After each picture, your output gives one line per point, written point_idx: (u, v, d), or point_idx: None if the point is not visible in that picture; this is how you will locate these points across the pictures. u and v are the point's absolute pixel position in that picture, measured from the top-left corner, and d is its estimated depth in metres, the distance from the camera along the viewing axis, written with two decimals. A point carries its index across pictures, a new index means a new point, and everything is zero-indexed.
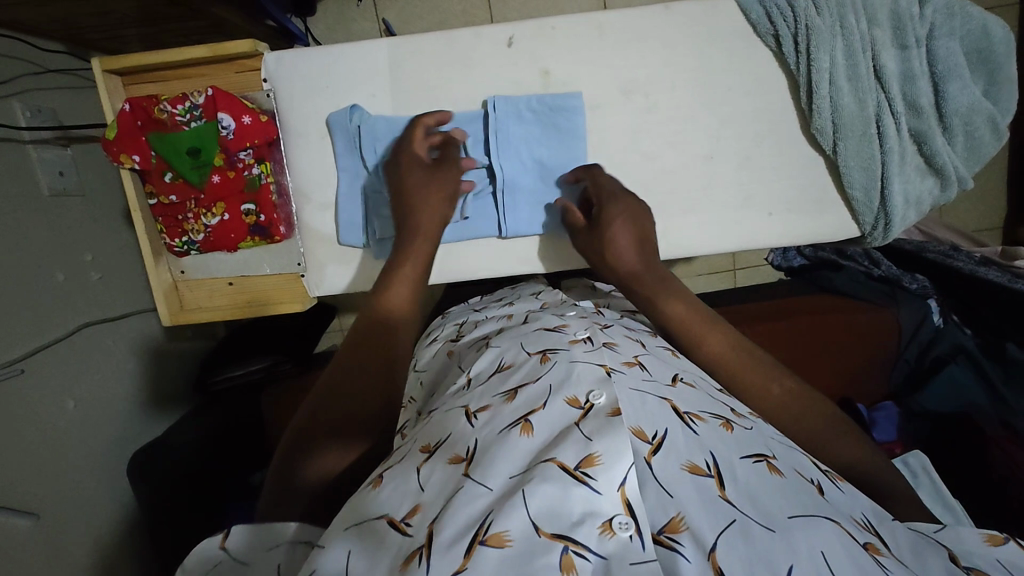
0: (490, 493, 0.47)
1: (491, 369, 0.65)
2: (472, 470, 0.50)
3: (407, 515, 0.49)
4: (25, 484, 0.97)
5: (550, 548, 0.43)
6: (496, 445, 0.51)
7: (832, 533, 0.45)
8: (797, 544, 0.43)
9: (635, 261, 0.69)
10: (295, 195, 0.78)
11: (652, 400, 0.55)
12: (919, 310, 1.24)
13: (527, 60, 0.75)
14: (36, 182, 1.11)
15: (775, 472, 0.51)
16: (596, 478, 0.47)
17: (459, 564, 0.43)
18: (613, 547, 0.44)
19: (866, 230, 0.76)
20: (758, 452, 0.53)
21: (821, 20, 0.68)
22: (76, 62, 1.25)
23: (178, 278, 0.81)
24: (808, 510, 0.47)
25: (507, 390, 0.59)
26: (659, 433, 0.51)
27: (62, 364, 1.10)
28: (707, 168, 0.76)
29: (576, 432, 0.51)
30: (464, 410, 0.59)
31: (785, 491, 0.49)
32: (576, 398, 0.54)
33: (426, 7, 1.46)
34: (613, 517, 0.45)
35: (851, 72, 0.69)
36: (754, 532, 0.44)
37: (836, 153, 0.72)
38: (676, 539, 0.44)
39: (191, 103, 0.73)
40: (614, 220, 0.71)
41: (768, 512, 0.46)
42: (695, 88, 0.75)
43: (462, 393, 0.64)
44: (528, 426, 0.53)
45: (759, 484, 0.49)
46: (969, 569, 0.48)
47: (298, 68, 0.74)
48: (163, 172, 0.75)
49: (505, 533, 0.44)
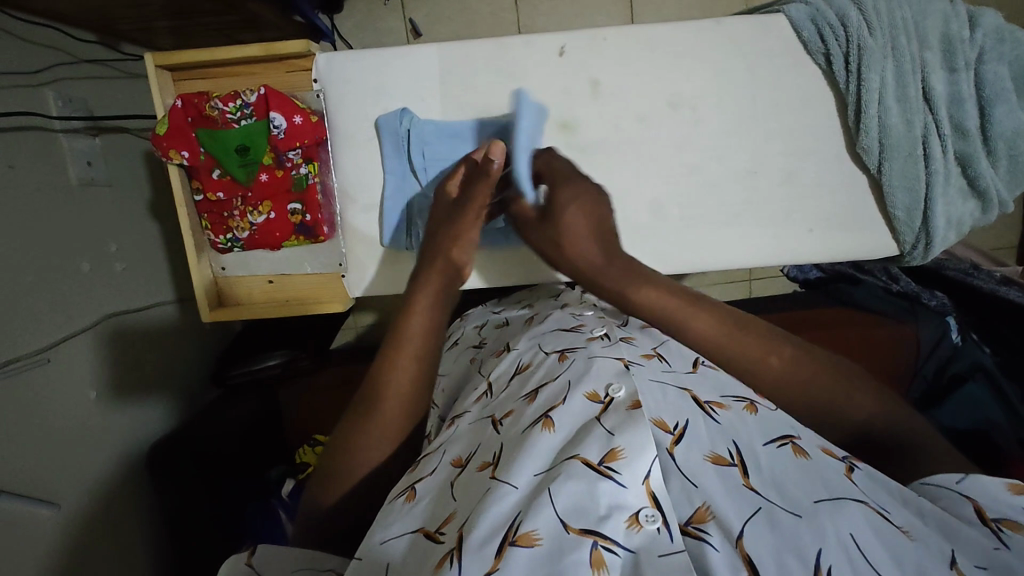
0: (516, 492, 0.48)
1: (510, 374, 0.67)
2: (499, 472, 0.52)
3: (441, 524, 0.51)
4: (45, 473, 0.97)
5: (581, 544, 0.44)
6: (521, 443, 0.53)
7: (857, 515, 0.46)
8: (825, 526, 0.45)
9: (599, 254, 0.68)
10: (339, 195, 0.78)
11: (672, 391, 0.56)
12: (938, 328, 1.22)
13: (576, 70, 0.75)
14: (65, 171, 1.11)
15: (800, 455, 0.52)
16: (620, 473, 0.47)
17: (491, 565, 0.44)
18: (640, 541, 0.44)
19: (906, 249, 0.77)
20: (780, 436, 0.54)
21: (873, 40, 0.68)
22: (107, 53, 1.26)
23: (218, 275, 0.81)
24: (833, 493, 0.48)
25: (528, 392, 0.61)
26: (680, 424, 0.52)
27: (86, 354, 1.10)
28: (751, 183, 0.77)
29: (598, 427, 0.51)
30: (489, 418, 0.61)
31: (809, 477, 0.50)
32: (596, 393, 0.56)
33: (455, 8, 1.48)
34: (639, 510, 0.46)
35: (901, 93, 0.69)
36: (781, 517, 0.45)
37: (881, 172, 0.73)
38: (704, 529, 0.45)
39: (242, 101, 0.73)
40: (570, 208, 0.69)
41: (793, 497, 0.47)
42: (742, 103, 0.75)
43: (487, 400, 0.66)
44: (549, 422, 0.54)
45: (782, 470, 0.50)
46: (998, 521, 0.50)
47: (351, 71, 0.75)
48: (211, 169, 0.75)
49: (535, 532, 0.45)
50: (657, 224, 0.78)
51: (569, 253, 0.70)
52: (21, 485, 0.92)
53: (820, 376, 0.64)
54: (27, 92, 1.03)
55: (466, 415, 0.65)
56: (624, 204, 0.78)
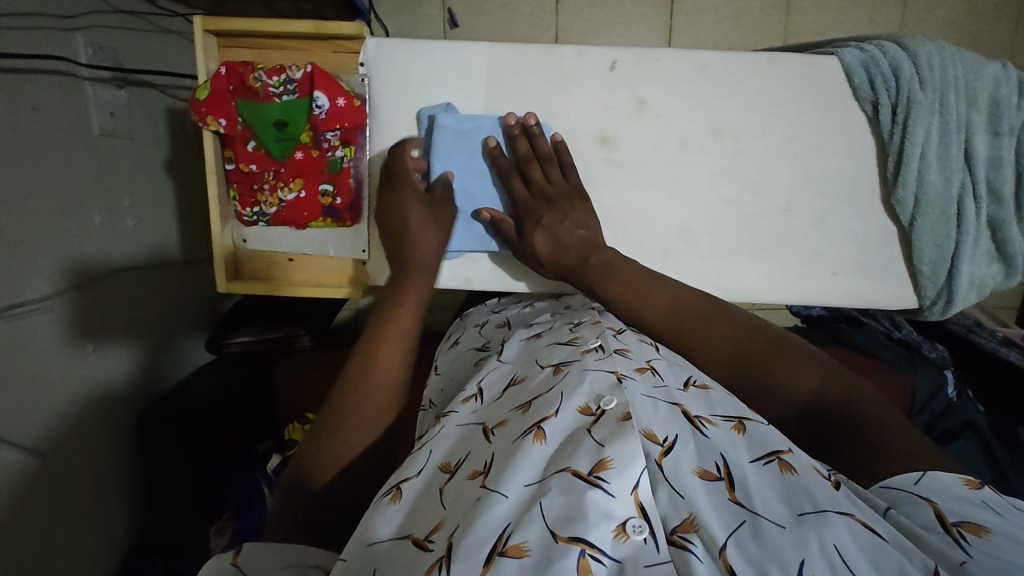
0: (506, 501, 0.48)
1: (503, 384, 0.68)
2: (489, 481, 0.51)
3: (430, 532, 0.50)
4: (35, 422, 0.96)
5: (568, 551, 0.43)
6: (511, 454, 0.52)
7: (843, 527, 0.44)
8: (809, 539, 0.43)
9: (573, 261, 0.74)
10: (371, 181, 0.77)
11: (664, 406, 0.56)
12: (935, 379, 1.19)
13: (625, 86, 0.75)
14: (88, 120, 1.10)
15: (788, 471, 0.49)
16: (609, 481, 0.47)
17: (481, 569, 0.43)
18: (627, 551, 0.44)
19: (925, 303, 0.77)
20: (771, 451, 0.51)
21: (923, 95, 0.68)
22: (142, 5, 1.24)
23: (239, 246, 0.80)
24: (817, 504, 0.46)
25: (521, 404, 0.61)
26: (669, 437, 0.52)
27: (91, 306, 1.09)
28: (782, 220, 0.77)
29: (588, 439, 0.51)
30: (482, 428, 0.60)
31: (796, 492, 0.47)
32: (587, 406, 0.56)
33: (495, 3, 1.48)
34: (626, 520, 0.45)
35: (942, 150, 0.69)
36: (766, 529, 0.45)
37: (911, 226, 0.73)
38: (689, 539, 0.45)
39: (287, 77, 0.72)
40: (539, 231, 0.74)
41: (778, 511, 0.46)
42: (784, 141, 0.75)
43: (475, 404, 0.65)
44: (541, 433, 0.53)
45: (768, 488, 0.48)
46: (958, 525, 0.44)
47: (399, 59, 0.74)
48: (247, 140, 0.74)
49: (523, 543, 0.44)
50: (684, 248, 0.78)
51: (546, 263, 0.75)
52: (10, 431, 0.91)
53: (772, 355, 0.65)
54: (60, 36, 1.02)
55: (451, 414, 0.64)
56: (654, 224, 0.78)
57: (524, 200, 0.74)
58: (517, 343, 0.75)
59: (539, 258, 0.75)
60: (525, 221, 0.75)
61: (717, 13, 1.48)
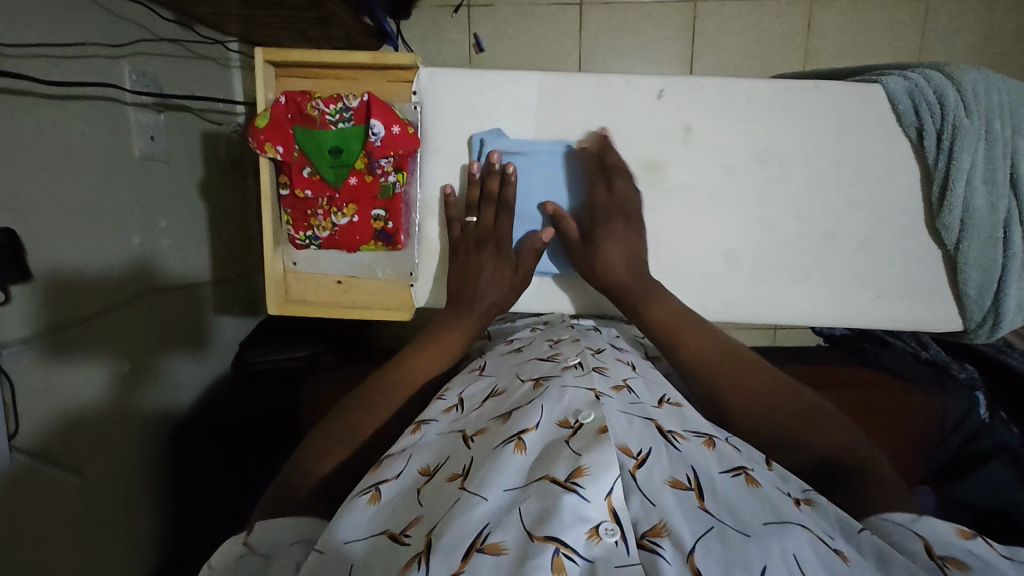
0: (487, 503, 0.48)
1: (483, 396, 0.67)
2: (467, 483, 0.51)
3: (407, 527, 0.51)
4: (76, 442, 0.97)
5: (542, 550, 0.43)
6: (489, 460, 0.51)
7: (803, 539, 0.47)
8: (771, 547, 0.45)
9: (625, 276, 0.75)
10: (421, 206, 0.80)
11: (639, 422, 0.56)
12: (966, 401, 1.15)
13: (672, 113, 0.76)
14: (130, 143, 1.12)
15: (752, 485, 0.53)
16: (584, 487, 0.47)
17: (458, 566, 0.44)
18: (599, 551, 0.44)
19: (971, 326, 0.78)
20: (737, 466, 0.55)
21: (969, 122, 0.69)
22: (182, 33, 1.28)
23: (288, 269, 0.82)
24: (780, 516, 0.49)
25: (501, 413, 0.60)
26: (643, 450, 0.53)
27: (126, 324, 1.10)
28: (826, 244, 0.78)
29: (565, 449, 0.51)
30: (460, 434, 0.60)
31: (760, 504, 0.50)
32: (567, 419, 0.55)
33: (520, 28, 1.52)
34: (599, 523, 0.46)
35: (988, 176, 0.71)
36: (731, 536, 0.46)
37: (957, 250, 0.74)
38: (658, 543, 0.45)
39: (344, 105, 0.74)
40: (608, 239, 0.75)
41: (743, 519, 0.48)
42: (829, 166, 0.77)
43: (457, 414, 0.65)
44: (522, 444, 0.52)
45: (735, 497, 0.51)
46: (944, 558, 0.50)
47: (451, 88, 0.77)
48: (302, 167, 0.76)
49: (502, 542, 0.45)
50: (729, 272, 0.79)
51: (604, 270, 0.75)
52: (54, 452, 0.92)
53: (797, 406, 0.66)
54: (107, 63, 1.05)
55: (431, 422, 0.64)
56: (699, 248, 0.79)
57: (604, 207, 0.76)
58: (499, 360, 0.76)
59: (597, 261, 0.75)
60: (595, 229, 0.76)
61: (739, 37, 1.51)
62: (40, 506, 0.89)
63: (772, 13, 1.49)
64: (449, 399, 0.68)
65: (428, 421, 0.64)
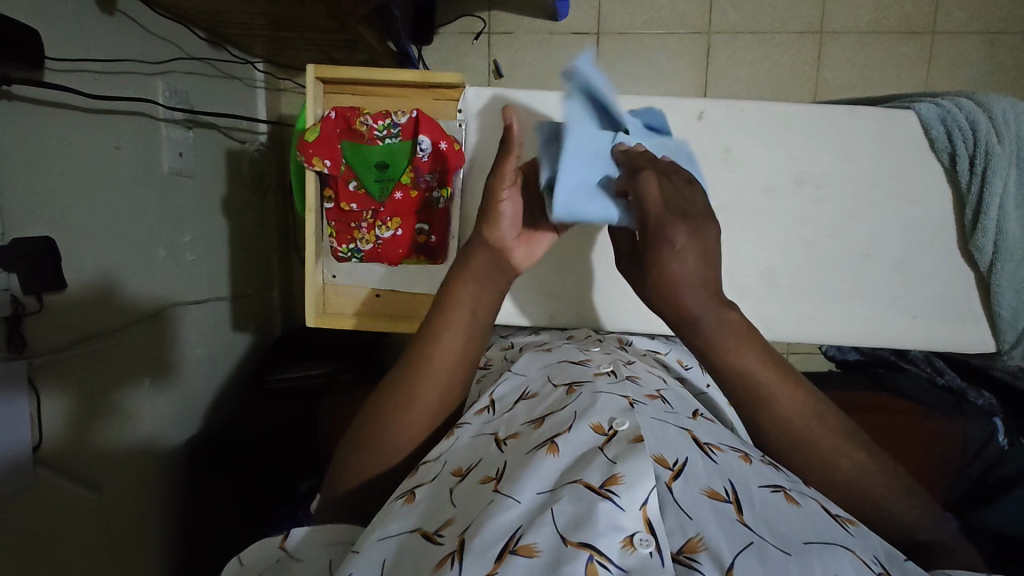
0: (519, 505, 0.48)
1: (514, 399, 0.66)
2: (501, 485, 0.51)
3: (440, 527, 0.50)
4: (94, 455, 0.95)
5: (576, 556, 0.43)
6: (524, 464, 0.52)
7: (847, 563, 0.45)
8: (813, 567, 0.44)
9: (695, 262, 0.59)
10: (460, 222, 0.81)
11: (674, 430, 0.56)
12: (985, 427, 1.15)
13: (711, 135, 0.79)
14: (160, 157, 1.13)
15: (792, 502, 0.51)
16: (619, 496, 0.46)
17: (491, 567, 0.43)
18: (633, 562, 0.43)
19: (1005, 348, 0.79)
20: (775, 483, 0.53)
21: (1001, 148, 0.72)
22: (212, 52, 1.31)
23: (328, 281, 0.84)
24: (823, 538, 0.47)
25: (534, 417, 0.60)
26: (679, 461, 0.52)
27: (148, 337, 1.09)
28: (864, 264, 0.79)
29: (599, 456, 0.51)
30: (493, 437, 0.59)
31: (801, 520, 0.49)
32: (600, 425, 0.55)
33: (539, 56, 1.56)
34: (634, 533, 0.45)
35: (1020, 201, 0.74)
36: (771, 553, 0.45)
37: (991, 273, 0.76)
38: (695, 558, 0.44)
39: (392, 121, 0.80)
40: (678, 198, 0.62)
41: (785, 536, 0.47)
42: (864, 188, 0.79)
43: (488, 415, 0.64)
44: (554, 446, 0.53)
45: (774, 510, 0.50)
46: None
47: (494, 105, 0.79)
48: (348, 180, 0.81)
49: (535, 544, 0.44)
50: (768, 290, 0.80)
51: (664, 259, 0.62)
52: (71, 465, 0.90)
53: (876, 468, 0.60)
54: (142, 79, 1.06)
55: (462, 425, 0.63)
56: (739, 264, 0.80)
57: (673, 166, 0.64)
58: (528, 358, 0.76)
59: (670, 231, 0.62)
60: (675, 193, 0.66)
61: (751, 67, 1.55)
62: (55, 521, 0.86)
63: (783, 45, 1.54)
64: (481, 400, 0.67)
65: (461, 425, 0.63)
